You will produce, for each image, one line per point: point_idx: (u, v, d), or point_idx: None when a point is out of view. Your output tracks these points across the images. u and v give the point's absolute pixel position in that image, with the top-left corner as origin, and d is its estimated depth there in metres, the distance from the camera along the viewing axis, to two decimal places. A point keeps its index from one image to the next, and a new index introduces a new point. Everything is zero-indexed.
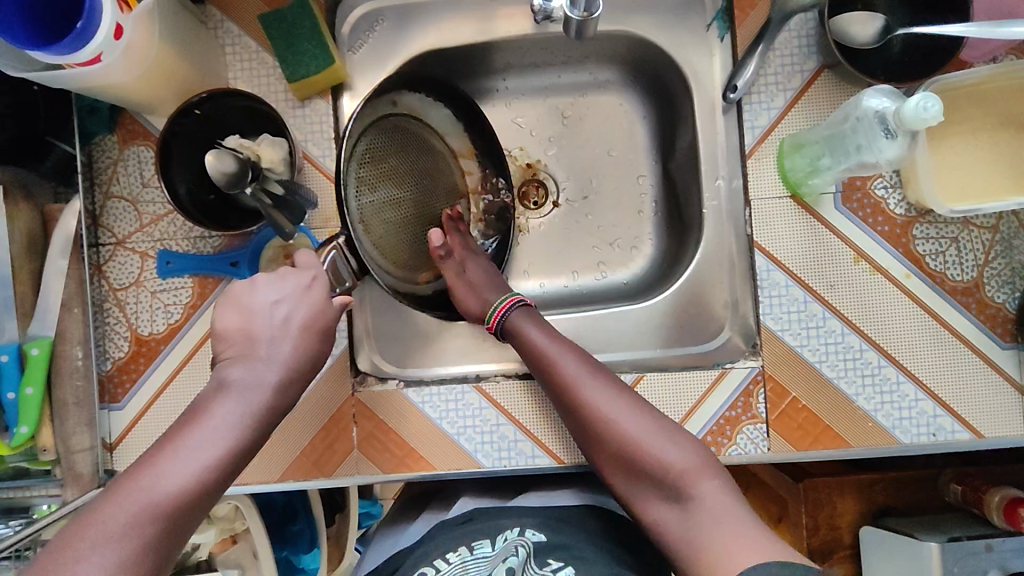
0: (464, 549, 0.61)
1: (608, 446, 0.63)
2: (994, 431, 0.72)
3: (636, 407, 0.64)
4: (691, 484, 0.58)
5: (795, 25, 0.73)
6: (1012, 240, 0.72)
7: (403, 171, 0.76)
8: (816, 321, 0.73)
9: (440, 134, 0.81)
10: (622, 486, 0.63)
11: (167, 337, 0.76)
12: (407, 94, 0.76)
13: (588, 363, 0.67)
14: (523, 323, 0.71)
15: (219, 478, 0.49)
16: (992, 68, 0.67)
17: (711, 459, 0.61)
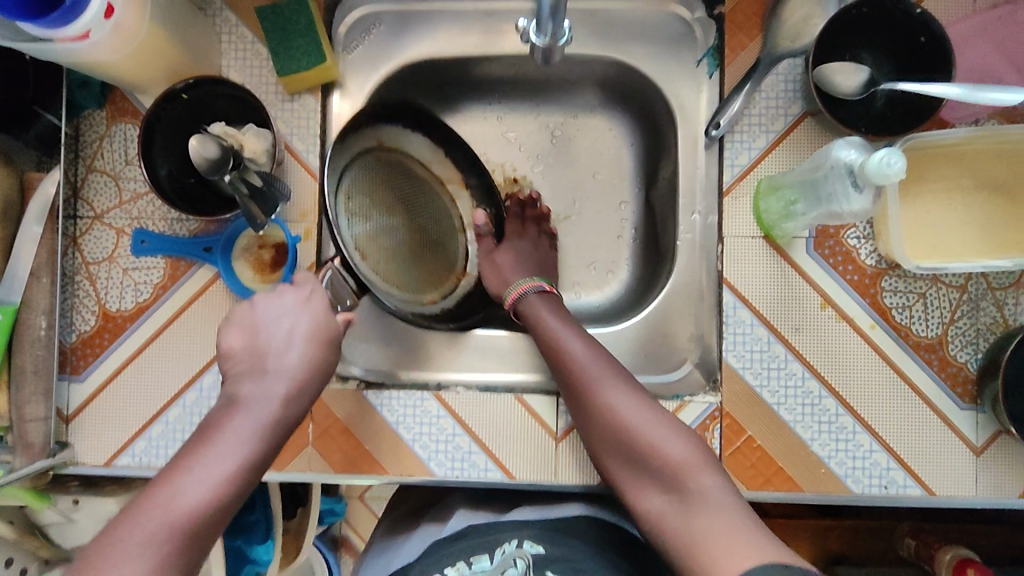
0: (462, 564, 0.63)
1: (609, 436, 0.64)
2: (947, 490, 0.72)
3: (640, 399, 0.64)
4: (688, 477, 0.58)
5: (783, 69, 0.74)
6: (980, 300, 0.72)
7: (392, 200, 0.81)
8: (778, 362, 0.73)
9: (423, 162, 0.82)
10: (623, 477, 0.63)
11: (134, 315, 0.77)
12: (386, 125, 0.77)
13: (595, 351, 0.67)
14: (538, 307, 0.73)
15: (218, 469, 0.49)
16: (970, 131, 0.68)
17: (712, 455, 0.60)
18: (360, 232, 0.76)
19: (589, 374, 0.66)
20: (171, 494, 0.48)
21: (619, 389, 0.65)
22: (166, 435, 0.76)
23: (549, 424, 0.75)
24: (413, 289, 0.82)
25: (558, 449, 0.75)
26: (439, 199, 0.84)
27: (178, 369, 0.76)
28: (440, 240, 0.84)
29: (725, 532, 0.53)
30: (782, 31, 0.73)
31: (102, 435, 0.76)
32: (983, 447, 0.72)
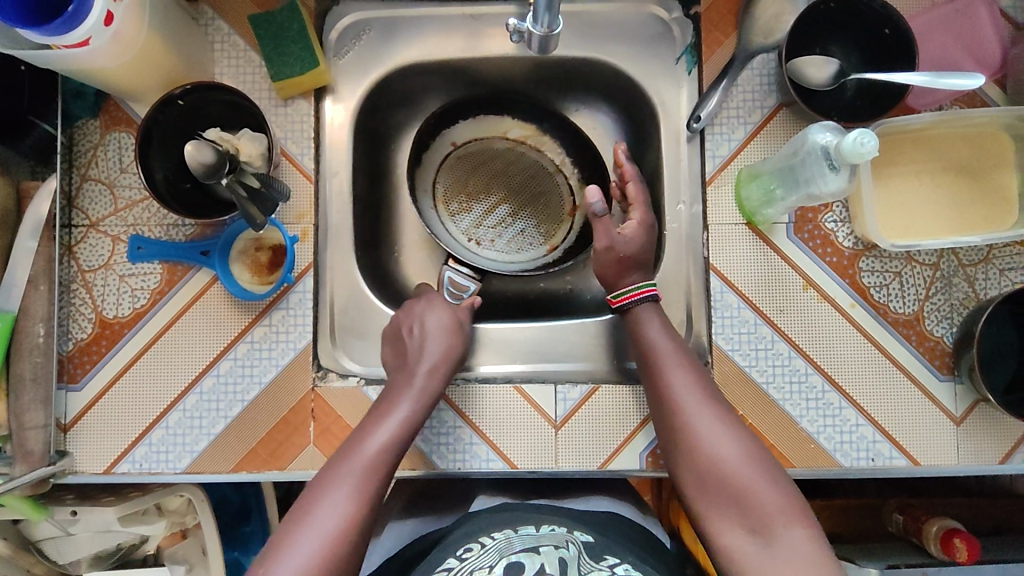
0: (509, 528, 0.62)
1: (696, 466, 0.63)
2: (929, 459, 0.75)
3: (735, 431, 0.64)
4: (776, 526, 0.57)
5: (757, 65, 0.78)
6: (952, 277, 0.76)
7: (487, 179, 0.92)
8: (765, 343, 0.76)
9: (501, 134, 0.93)
10: (703, 511, 0.62)
11: (132, 321, 0.77)
12: (449, 127, 0.92)
13: (697, 378, 0.68)
14: (646, 321, 0.73)
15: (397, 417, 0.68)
16: (935, 116, 0.72)
17: (807, 508, 0.59)
18: (467, 223, 0.92)
19: (683, 399, 0.66)
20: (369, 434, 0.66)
21: (718, 421, 0.64)
22: (166, 440, 0.76)
23: (547, 412, 0.76)
24: (529, 246, 0.92)
25: (557, 437, 0.76)
26: (528, 158, 0.93)
27: (177, 373, 0.76)
28: (541, 191, 0.92)
29: None
30: (753, 29, 0.76)
31: (100, 443, 0.76)
32: (962, 417, 0.75)
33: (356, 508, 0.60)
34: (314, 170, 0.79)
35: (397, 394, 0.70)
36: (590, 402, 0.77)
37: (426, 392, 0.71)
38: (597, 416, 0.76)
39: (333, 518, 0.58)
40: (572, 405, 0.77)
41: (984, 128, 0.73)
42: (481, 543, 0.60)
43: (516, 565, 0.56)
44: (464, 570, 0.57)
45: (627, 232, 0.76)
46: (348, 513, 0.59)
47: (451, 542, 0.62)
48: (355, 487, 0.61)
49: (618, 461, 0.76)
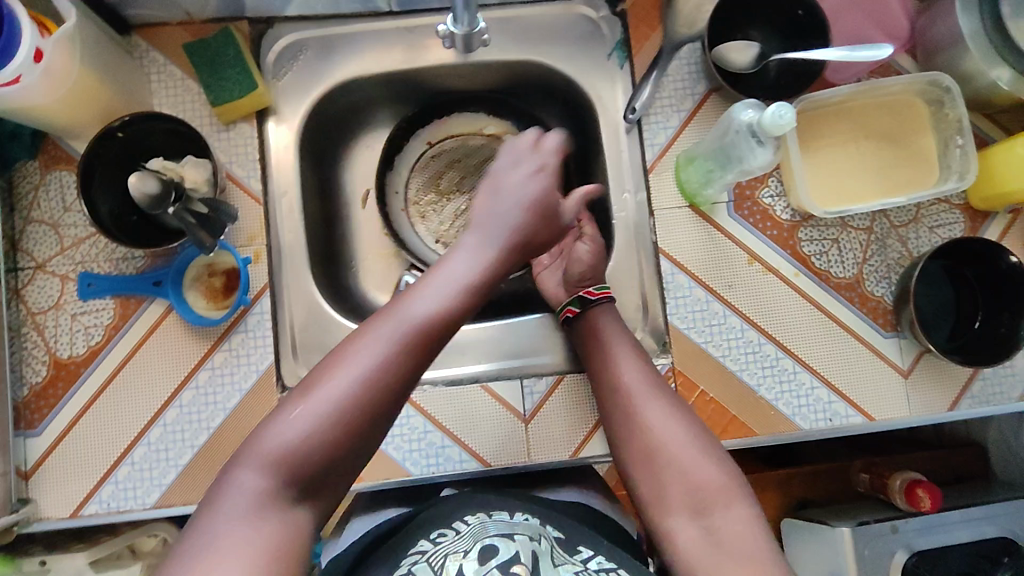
0: (483, 513, 0.62)
1: (641, 450, 0.65)
2: (882, 414, 0.78)
3: (681, 417, 0.66)
4: (718, 507, 0.60)
5: (685, 54, 0.82)
6: (886, 238, 0.80)
7: (459, 179, 0.94)
8: (718, 318, 0.79)
9: (477, 131, 0.94)
10: (646, 494, 0.63)
11: (88, 360, 0.76)
12: (424, 126, 0.94)
13: (644, 368, 0.70)
14: (597, 317, 0.76)
15: (464, 274, 0.59)
16: (854, 87, 0.76)
17: (748, 488, 0.62)
18: (438, 224, 0.93)
19: (630, 387, 0.69)
20: (431, 289, 0.57)
21: (663, 406, 0.66)
22: (132, 477, 0.74)
23: (515, 407, 0.78)
24: None
25: (528, 431, 0.77)
26: None
27: (139, 407, 0.75)
28: None
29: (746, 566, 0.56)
30: (678, 20, 0.81)
31: (63, 487, 0.74)
32: (909, 370, 0.79)
33: (398, 367, 0.54)
34: (261, 192, 0.79)
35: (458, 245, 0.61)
36: (557, 393, 0.78)
37: (521, 227, 0.63)
38: (565, 406, 0.78)
39: (350, 392, 0.53)
40: (539, 398, 0.78)
41: (899, 96, 0.78)
42: (455, 528, 0.60)
43: (489, 548, 0.57)
44: (438, 554, 0.57)
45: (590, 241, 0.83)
46: (374, 378, 0.54)
47: (426, 520, 0.62)
48: (390, 346, 0.54)
49: (589, 448, 0.77)
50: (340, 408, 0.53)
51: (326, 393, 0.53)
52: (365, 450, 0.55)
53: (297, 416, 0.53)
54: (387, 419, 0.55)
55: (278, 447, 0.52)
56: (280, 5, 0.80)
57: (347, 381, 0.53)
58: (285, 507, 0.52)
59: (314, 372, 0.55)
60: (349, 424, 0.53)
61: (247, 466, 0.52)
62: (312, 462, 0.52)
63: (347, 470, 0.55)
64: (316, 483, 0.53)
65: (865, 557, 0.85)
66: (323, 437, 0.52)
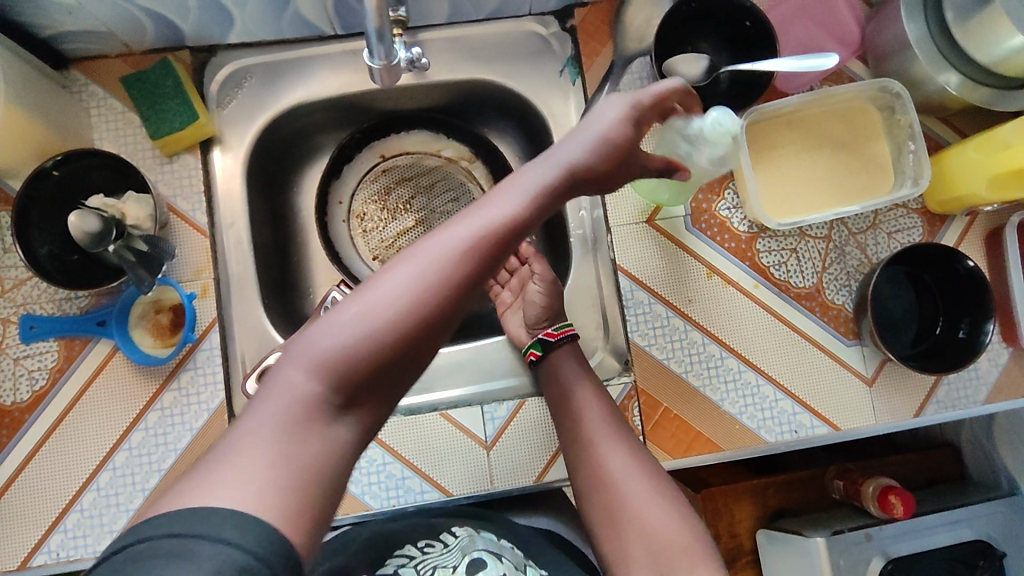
0: (469, 527, 0.64)
1: (604, 507, 0.65)
2: (848, 423, 0.77)
3: (646, 470, 0.65)
4: (680, 572, 0.59)
5: (636, 68, 0.81)
6: (845, 245, 0.80)
7: (407, 198, 0.93)
8: (680, 334, 0.78)
9: (433, 151, 0.93)
10: (611, 552, 0.63)
11: (32, 405, 0.73)
12: (380, 139, 0.92)
13: (609, 418, 0.69)
14: (562, 362, 0.74)
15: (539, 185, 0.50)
16: (802, 98, 0.76)
17: (710, 548, 0.61)
18: (377, 242, 0.91)
19: (595, 438, 0.68)
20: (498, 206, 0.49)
21: (626, 461, 0.66)
22: (81, 525, 0.72)
23: (476, 434, 0.76)
24: None
25: (489, 457, 0.76)
26: (456, 178, 0.94)
27: (86, 452, 0.73)
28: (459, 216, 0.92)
29: None
30: (628, 34, 0.82)
31: (10, 538, 0.71)
32: (873, 377, 0.78)
33: (457, 271, 0.47)
34: (208, 224, 0.77)
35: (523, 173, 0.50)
36: (518, 418, 0.77)
37: (588, 165, 0.53)
38: (528, 430, 0.76)
39: (394, 301, 0.46)
40: (501, 423, 0.76)
41: (850, 103, 0.78)
42: (444, 540, 0.61)
43: (478, 564, 0.58)
44: (426, 564, 0.58)
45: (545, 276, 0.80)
46: (431, 286, 0.46)
47: (409, 530, 0.63)
48: (458, 249, 0.47)
49: (553, 472, 0.76)
50: (377, 331, 0.45)
51: (383, 290, 0.46)
52: (420, 356, 0.48)
53: (343, 321, 0.46)
54: (430, 344, 0.48)
55: (310, 362, 0.45)
56: (221, 34, 0.78)
57: (396, 285, 0.46)
58: (325, 425, 0.45)
59: (364, 286, 0.47)
60: (383, 353, 0.46)
61: (295, 365, 0.45)
62: (355, 375, 0.46)
63: (378, 388, 0.47)
64: (353, 395, 0.46)
65: (839, 567, 0.84)
66: (339, 361, 0.45)
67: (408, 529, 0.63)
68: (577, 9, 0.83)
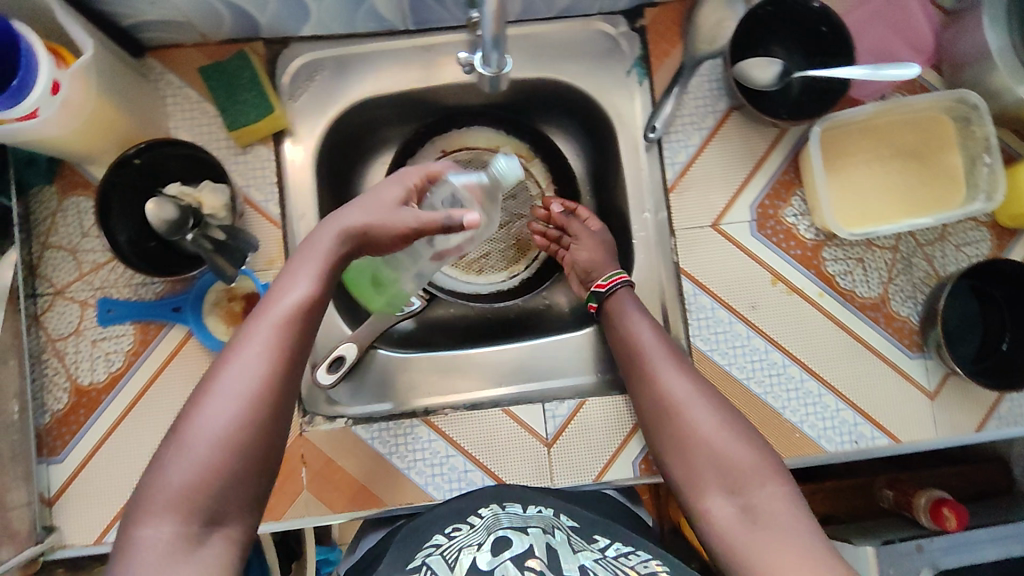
0: (496, 505, 0.64)
1: (671, 434, 0.65)
2: (908, 435, 0.77)
3: (708, 396, 0.65)
4: (752, 485, 0.59)
5: (705, 71, 0.81)
6: (912, 257, 0.79)
7: None
8: (742, 340, 0.78)
9: (493, 147, 0.94)
10: (680, 478, 0.63)
11: (109, 386, 0.76)
12: (441, 134, 0.93)
13: (669, 349, 0.70)
14: (623, 301, 0.76)
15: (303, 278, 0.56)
16: (878, 106, 0.75)
17: (781, 465, 0.60)
18: None
19: (653, 369, 0.68)
20: (275, 307, 0.55)
21: (693, 391, 0.66)
22: None
23: (538, 431, 0.77)
24: (492, 267, 0.93)
25: (550, 454, 0.77)
26: None
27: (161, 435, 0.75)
28: (517, 214, 0.94)
29: (785, 551, 0.53)
30: (699, 36, 0.80)
31: (88, 513, 0.74)
32: (935, 392, 0.78)
33: (271, 370, 0.52)
34: (280, 216, 0.79)
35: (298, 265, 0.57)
36: (579, 416, 0.78)
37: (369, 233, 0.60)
38: (588, 429, 0.77)
39: (225, 412, 0.50)
40: (561, 422, 0.77)
41: (925, 112, 0.77)
42: (470, 522, 0.61)
43: (503, 541, 0.57)
44: (452, 547, 0.58)
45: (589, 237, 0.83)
46: (252, 388, 0.51)
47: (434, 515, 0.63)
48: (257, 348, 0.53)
49: (612, 472, 0.77)
50: (230, 427, 0.50)
51: (208, 408, 0.51)
52: (275, 444, 0.53)
53: (189, 440, 0.50)
54: (277, 436, 0.53)
55: (169, 498, 0.48)
56: (295, 26, 0.78)
57: (222, 398, 0.51)
58: (203, 544, 0.48)
59: (183, 417, 0.51)
60: (246, 448, 0.51)
61: (149, 517, 0.48)
62: (219, 490, 0.50)
63: (249, 490, 0.51)
64: (225, 510, 0.50)
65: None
66: (207, 474, 0.49)
67: (434, 516, 0.63)
68: (647, 9, 0.82)
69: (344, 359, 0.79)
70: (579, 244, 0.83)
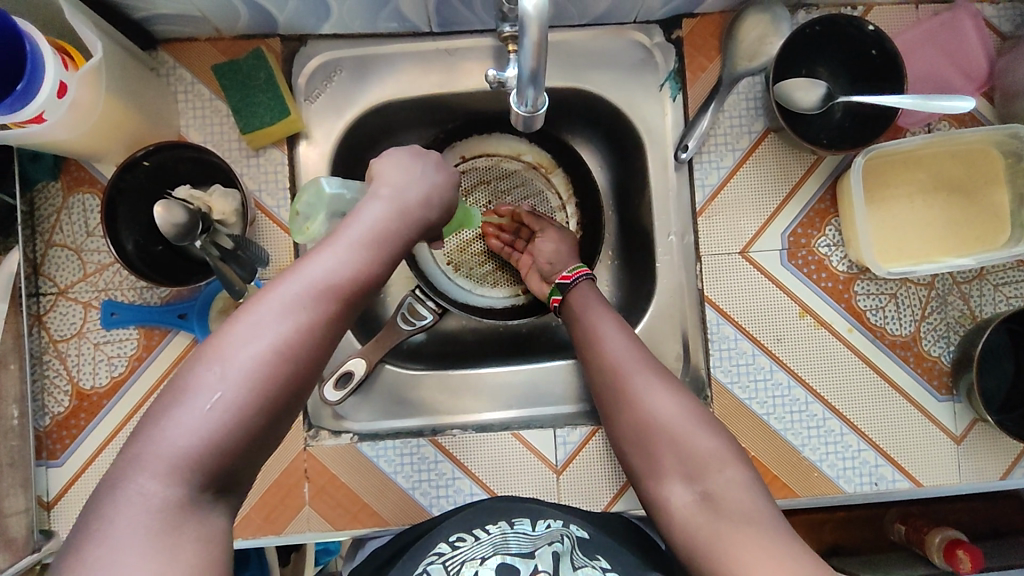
0: (504, 523, 0.62)
1: (630, 423, 0.63)
2: (932, 480, 0.75)
3: (669, 385, 0.64)
4: (711, 472, 0.58)
5: (743, 89, 0.77)
6: (947, 295, 0.76)
7: (484, 202, 0.91)
8: (764, 374, 0.75)
9: (514, 155, 0.91)
10: (640, 467, 0.62)
11: (111, 391, 0.74)
12: (462, 139, 0.89)
13: (630, 340, 0.68)
14: (585, 294, 0.75)
15: (358, 248, 0.53)
16: (925, 139, 0.71)
17: (742, 453, 0.60)
18: (453, 247, 0.90)
19: (615, 359, 0.66)
20: (318, 265, 0.51)
21: (651, 379, 0.64)
22: None
23: (547, 457, 0.75)
24: (507, 280, 0.91)
25: (559, 482, 0.75)
26: (535, 185, 0.92)
27: None
28: None
29: (744, 537, 0.53)
30: (740, 51, 0.76)
31: None
32: (962, 436, 0.75)
33: (306, 333, 0.49)
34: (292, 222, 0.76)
35: (338, 236, 0.53)
36: (591, 444, 0.75)
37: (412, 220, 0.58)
38: (600, 457, 0.75)
39: (252, 368, 0.47)
40: (572, 449, 0.75)
41: (973, 145, 0.73)
42: (476, 535, 0.61)
43: (507, 566, 0.56)
44: (456, 559, 0.58)
45: (558, 233, 0.84)
46: (292, 351, 0.48)
47: (447, 524, 0.63)
48: (304, 310, 0.49)
49: (621, 502, 0.75)
50: (250, 386, 0.46)
51: (238, 359, 0.47)
52: (295, 412, 0.49)
53: (215, 391, 0.46)
54: (295, 403, 0.49)
55: (174, 453, 0.44)
56: (314, 24, 0.74)
57: (256, 352, 0.47)
58: (201, 514, 0.45)
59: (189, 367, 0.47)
60: (263, 409, 0.47)
61: (145, 470, 0.44)
62: (231, 452, 0.46)
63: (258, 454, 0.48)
64: (234, 476, 0.47)
65: None
66: (225, 429, 0.45)
67: (447, 526, 0.64)
68: (685, 20, 0.78)
69: (353, 374, 0.76)
70: (544, 237, 0.84)
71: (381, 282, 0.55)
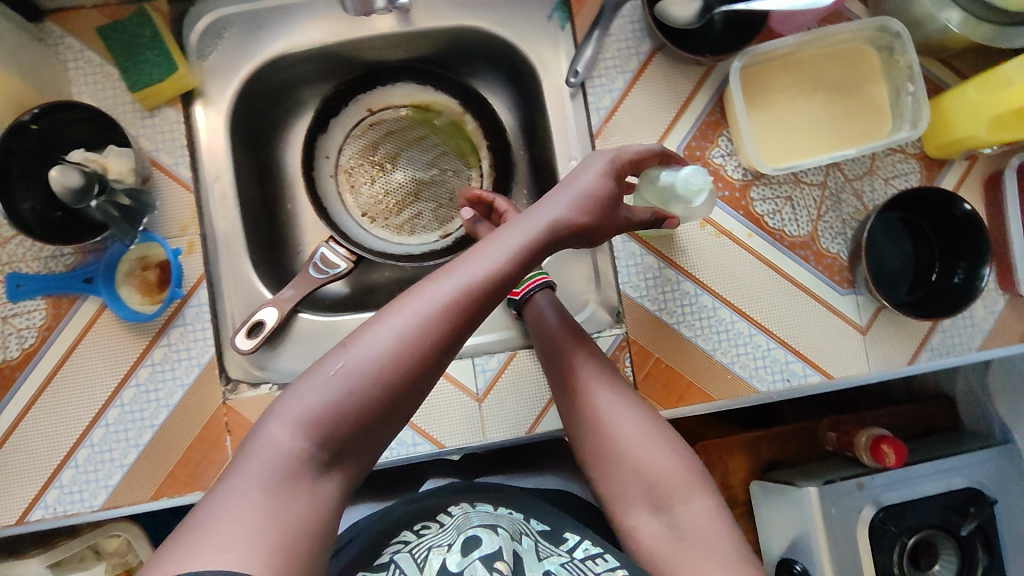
0: (466, 504, 0.63)
1: (598, 448, 0.65)
2: (842, 371, 0.77)
3: (636, 411, 0.66)
4: (676, 500, 0.61)
5: (627, 13, 0.79)
6: (841, 193, 0.78)
7: (393, 151, 0.92)
8: (672, 285, 0.77)
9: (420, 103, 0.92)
10: (606, 492, 0.65)
11: (22, 363, 0.73)
12: (365, 92, 0.90)
13: (596, 361, 0.69)
14: (542, 306, 0.74)
15: (495, 259, 0.57)
16: (799, 38, 0.74)
17: (704, 477, 0.63)
18: (365, 198, 0.91)
19: (582, 382, 0.68)
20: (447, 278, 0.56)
21: (616, 404, 0.66)
22: (77, 480, 0.72)
23: (468, 387, 0.76)
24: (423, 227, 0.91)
25: (481, 409, 0.76)
26: (444, 132, 0.92)
27: (78, 410, 0.73)
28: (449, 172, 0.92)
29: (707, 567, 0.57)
30: None
31: (6, 495, 0.72)
32: (867, 326, 0.77)
33: (417, 345, 0.53)
34: (192, 179, 0.76)
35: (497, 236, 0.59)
36: (510, 370, 0.76)
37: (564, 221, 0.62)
38: (519, 382, 0.76)
39: (363, 375, 0.52)
40: (491, 376, 0.76)
41: (849, 44, 0.76)
42: (440, 520, 0.61)
43: (473, 540, 0.57)
44: (423, 546, 0.58)
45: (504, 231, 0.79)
46: (394, 366, 0.52)
47: (405, 506, 0.63)
48: (415, 337, 0.53)
49: (544, 423, 0.76)
50: (344, 398, 0.51)
51: (344, 374, 0.52)
52: (403, 407, 0.54)
53: (325, 389, 0.51)
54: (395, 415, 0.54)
55: None
56: None
57: (362, 369, 0.52)
58: None
59: (290, 390, 0.53)
60: (365, 417, 0.52)
61: None
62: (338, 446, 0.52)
63: (373, 445, 0.54)
64: None
65: (831, 516, 0.85)
66: (314, 424, 0.51)
67: (397, 509, 0.63)
68: None
69: (264, 324, 0.76)
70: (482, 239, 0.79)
71: (518, 284, 0.59)
